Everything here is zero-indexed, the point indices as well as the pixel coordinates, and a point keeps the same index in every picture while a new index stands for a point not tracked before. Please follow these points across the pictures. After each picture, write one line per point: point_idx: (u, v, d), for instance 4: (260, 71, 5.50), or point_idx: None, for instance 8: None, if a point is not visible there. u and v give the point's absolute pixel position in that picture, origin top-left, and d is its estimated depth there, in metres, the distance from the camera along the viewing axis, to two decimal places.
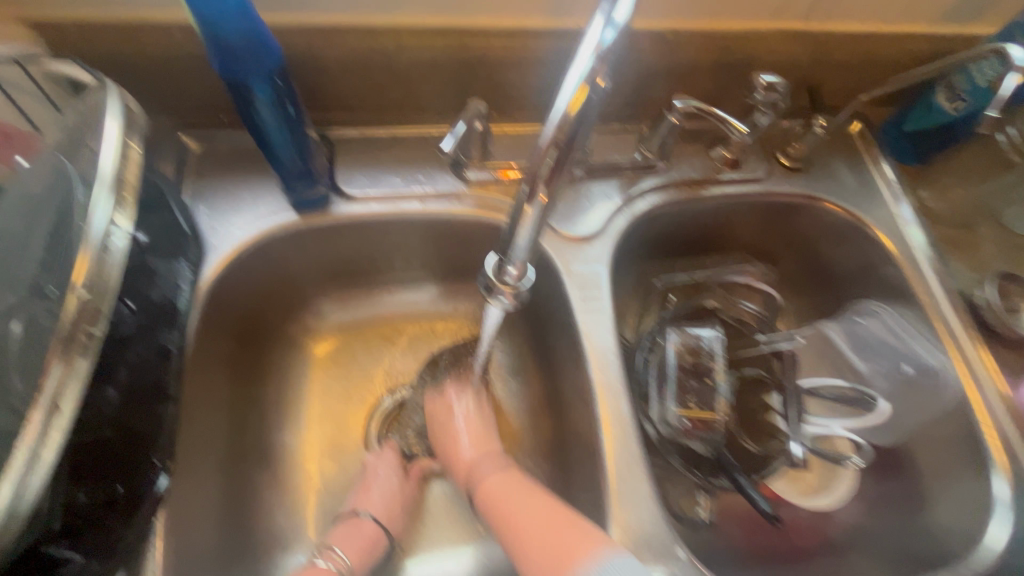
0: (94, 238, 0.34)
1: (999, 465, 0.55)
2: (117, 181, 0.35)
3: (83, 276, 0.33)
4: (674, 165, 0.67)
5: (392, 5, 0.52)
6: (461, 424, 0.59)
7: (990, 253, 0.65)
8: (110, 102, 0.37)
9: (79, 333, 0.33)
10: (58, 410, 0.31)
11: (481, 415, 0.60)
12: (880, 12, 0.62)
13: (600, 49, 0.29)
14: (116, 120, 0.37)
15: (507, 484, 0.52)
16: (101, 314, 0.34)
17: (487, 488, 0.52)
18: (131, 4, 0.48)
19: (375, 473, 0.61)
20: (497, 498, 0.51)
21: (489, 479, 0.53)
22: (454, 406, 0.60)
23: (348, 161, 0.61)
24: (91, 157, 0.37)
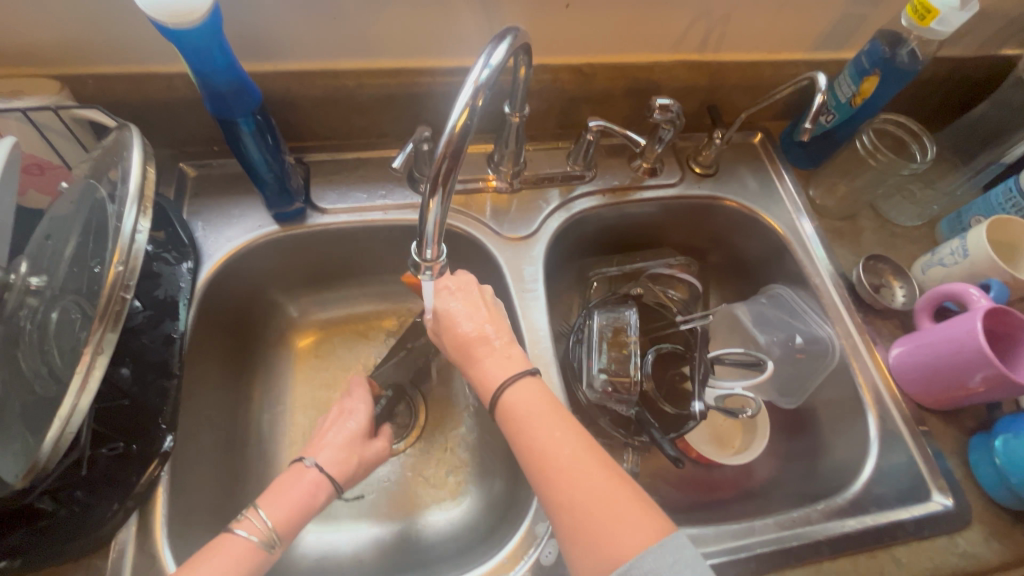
0: (124, 235, 0.43)
1: (871, 411, 0.66)
2: (142, 196, 0.44)
3: (119, 258, 0.42)
4: (600, 175, 0.79)
5: (352, 54, 0.65)
6: (462, 315, 0.57)
7: (868, 239, 0.78)
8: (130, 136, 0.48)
9: (116, 302, 0.42)
10: (100, 353, 0.41)
11: (476, 300, 0.58)
12: (759, 44, 0.75)
13: (476, 84, 0.40)
14: (138, 150, 0.46)
15: (540, 397, 0.51)
16: (129, 285, 0.43)
17: (517, 398, 0.51)
18: (140, 60, 0.61)
19: (334, 425, 0.63)
20: (526, 406, 0.50)
21: (517, 382, 0.52)
22: (443, 292, 0.58)
23: (322, 179, 0.73)
24: (116, 180, 0.47)
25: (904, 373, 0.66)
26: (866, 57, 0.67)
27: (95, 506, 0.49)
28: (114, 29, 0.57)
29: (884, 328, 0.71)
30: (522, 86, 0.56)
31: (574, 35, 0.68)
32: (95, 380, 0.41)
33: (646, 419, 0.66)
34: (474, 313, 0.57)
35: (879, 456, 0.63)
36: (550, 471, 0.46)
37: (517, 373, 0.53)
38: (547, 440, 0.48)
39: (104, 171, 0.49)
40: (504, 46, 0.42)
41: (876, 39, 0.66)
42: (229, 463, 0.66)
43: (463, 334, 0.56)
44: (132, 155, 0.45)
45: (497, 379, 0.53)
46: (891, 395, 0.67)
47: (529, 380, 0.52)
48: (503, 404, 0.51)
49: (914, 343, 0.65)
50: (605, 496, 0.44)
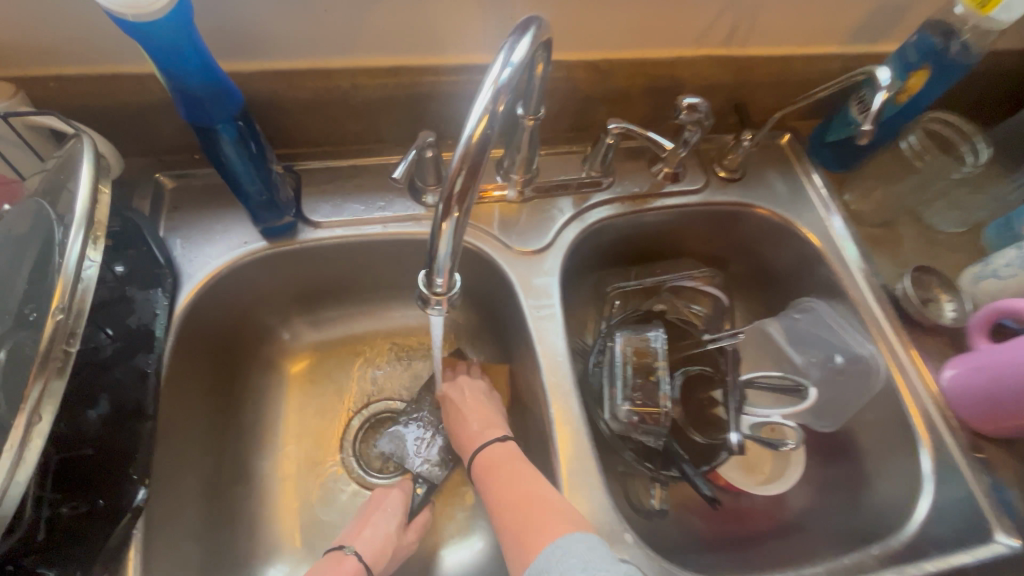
0: (68, 267, 0.38)
1: (924, 442, 0.59)
2: (90, 221, 0.39)
3: (58, 301, 0.37)
4: (618, 181, 0.73)
5: (345, 50, 0.58)
6: (468, 411, 0.63)
7: (909, 248, 0.72)
8: (84, 151, 0.42)
9: (57, 351, 0.37)
10: (40, 418, 0.36)
11: (486, 394, 0.65)
12: (792, 37, 0.68)
13: (497, 85, 0.34)
14: (89, 166, 0.41)
15: (505, 457, 0.56)
16: (75, 333, 0.38)
17: (488, 455, 0.57)
18: (105, 60, 0.54)
19: (378, 509, 0.62)
20: (489, 462, 0.57)
21: (486, 448, 0.58)
22: (456, 387, 0.66)
23: (314, 190, 0.66)
24: (69, 199, 0.41)
25: (961, 397, 0.59)
26: (913, 50, 0.61)
27: None
28: (73, 23, 0.50)
29: (933, 347, 0.64)
30: (536, 85, 0.50)
31: (591, 28, 0.62)
32: (36, 446, 0.35)
33: (675, 452, 0.60)
34: (477, 404, 0.64)
35: (934, 492, 0.57)
36: (503, 516, 0.51)
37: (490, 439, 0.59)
38: (502, 494, 0.53)
39: (56, 191, 0.43)
40: (528, 39, 0.36)
41: (924, 29, 0.60)
42: (214, 507, 0.60)
43: (470, 433, 0.61)
44: (81, 174, 0.40)
45: (477, 441, 0.60)
46: (945, 422, 0.60)
47: (497, 443, 0.58)
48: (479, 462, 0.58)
49: (970, 364, 0.59)
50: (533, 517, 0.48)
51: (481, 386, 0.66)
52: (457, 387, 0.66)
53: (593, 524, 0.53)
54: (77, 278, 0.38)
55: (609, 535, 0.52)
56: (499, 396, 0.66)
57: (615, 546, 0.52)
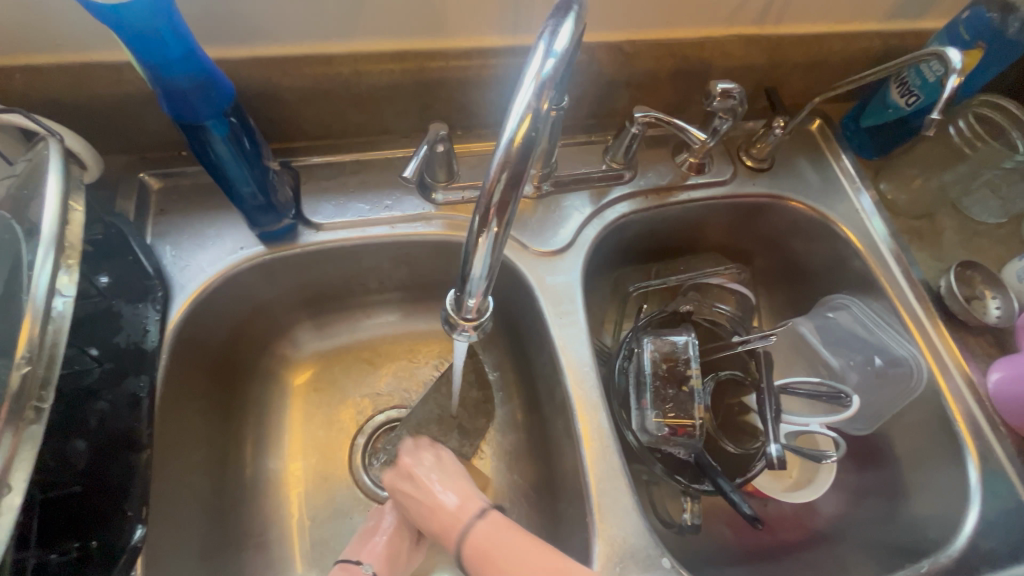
0: (39, 298, 0.32)
1: (971, 451, 0.56)
2: (62, 242, 0.34)
3: (22, 346, 0.31)
4: (641, 173, 0.68)
5: (347, 34, 0.53)
6: (438, 487, 0.55)
7: (949, 241, 0.68)
8: (50, 159, 0.36)
9: (28, 408, 0.31)
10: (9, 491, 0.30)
11: (444, 466, 0.57)
12: (829, 13, 0.63)
13: (540, 79, 0.31)
14: (57, 177, 0.36)
15: (498, 533, 0.50)
16: (49, 382, 0.32)
17: (478, 539, 0.50)
18: (76, 48, 0.48)
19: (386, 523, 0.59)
20: (487, 552, 0.49)
21: (473, 529, 0.51)
22: (413, 469, 0.57)
23: (314, 187, 0.61)
24: (29, 211, 0.35)
25: (1011, 404, 0.56)
26: (965, 27, 0.56)
27: None
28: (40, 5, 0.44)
29: (977, 347, 0.61)
30: None
31: (614, 7, 0.56)
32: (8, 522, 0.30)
33: (708, 464, 0.56)
34: (448, 480, 0.56)
35: (984, 504, 0.54)
36: None
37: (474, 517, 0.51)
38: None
39: (20, 208, 0.36)
40: (572, 21, 0.31)
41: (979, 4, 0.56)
42: (220, 532, 0.56)
43: (441, 512, 0.53)
44: (51, 184, 0.35)
45: (462, 523, 0.52)
46: (992, 427, 0.57)
47: (482, 522, 0.51)
48: (470, 547, 0.50)
49: None
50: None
51: (428, 460, 0.57)
52: (406, 474, 0.57)
53: (627, 547, 0.50)
54: (48, 316, 0.33)
55: (644, 560, 0.49)
56: (455, 460, 0.58)
57: (652, 572, 0.49)
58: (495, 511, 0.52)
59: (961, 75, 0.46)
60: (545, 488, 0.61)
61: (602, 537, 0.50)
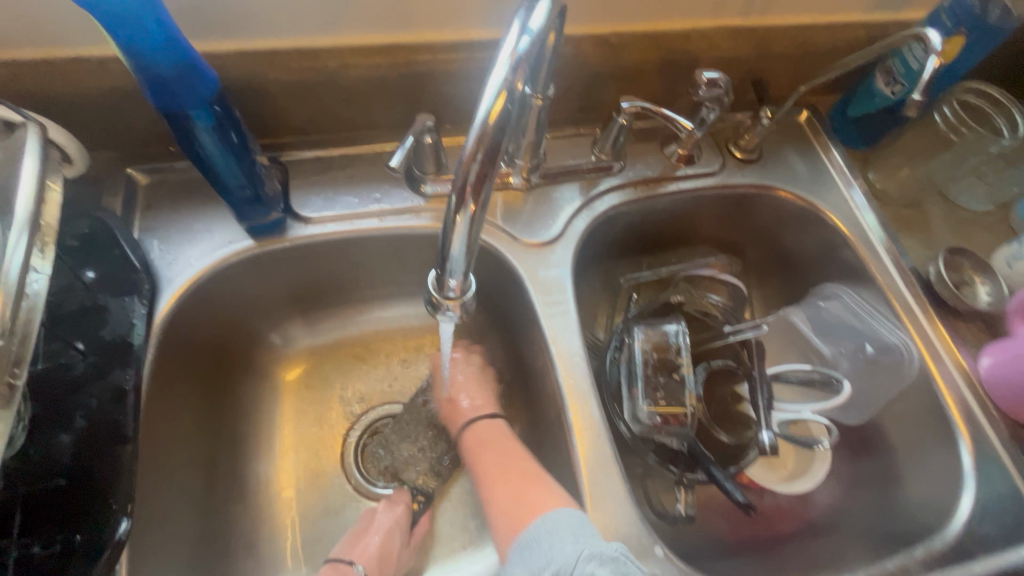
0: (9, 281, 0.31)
1: (964, 436, 0.56)
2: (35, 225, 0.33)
3: None
4: (630, 164, 0.68)
5: (331, 27, 0.53)
6: (462, 384, 0.63)
7: (937, 228, 0.68)
8: (29, 143, 0.36)
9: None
10: None
11: (481, 374, 0.64)
12: (813, 4, 0.64)
13: (514, 57, 0.31)
14: (33, 160, 0.35)
15: (494, 437, 0.58)
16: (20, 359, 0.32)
17: (478, 430, 0.59)
18: (61, 43, 0.48)
19: (376, 526, 0.60)
20: (482, 440, 0.58)
21: (478, 424, 0.60)
22: (454, 364, 0.65)
23: (303, 183, 0.61)
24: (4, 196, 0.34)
25: (1003, 389, 0.56)
26: (946, 15, 0.56)
27: None
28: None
29: (968, 334, 0.61)
30: (548, 59, 0.45)
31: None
32: None
33: (701, 453, 0.56)
34: (471, 377, 0.64)
35: (978, 488, 0.54)
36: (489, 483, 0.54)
37: (483, 415, 0.60)
38: (494, 473, 0.54)
39: None
40: (547, 1, 0.32)
41: None
42: (207, 531, 0.55)
43: (458, 408, 0.62)
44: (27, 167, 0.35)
45: (470, 413, 0.61)
46: (984, 413, 0.57)
47: (487, 421, 0.60)
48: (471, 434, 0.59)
49: (1011, 353, 0.55)
50: (524, 497, 0.50)
51: (472, 366, 0.65)
52: (451, 394, 0.63)
53: (619, 536, 0.49)
54: (19, 294, 0.32)
55: (638, 549, 0.49)
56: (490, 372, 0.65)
57: (645, 560, 0.48)
58: (502, 422, 0.60)
59: (940, 56, 0.46)
60: None
61: (595, 526, 0.49)
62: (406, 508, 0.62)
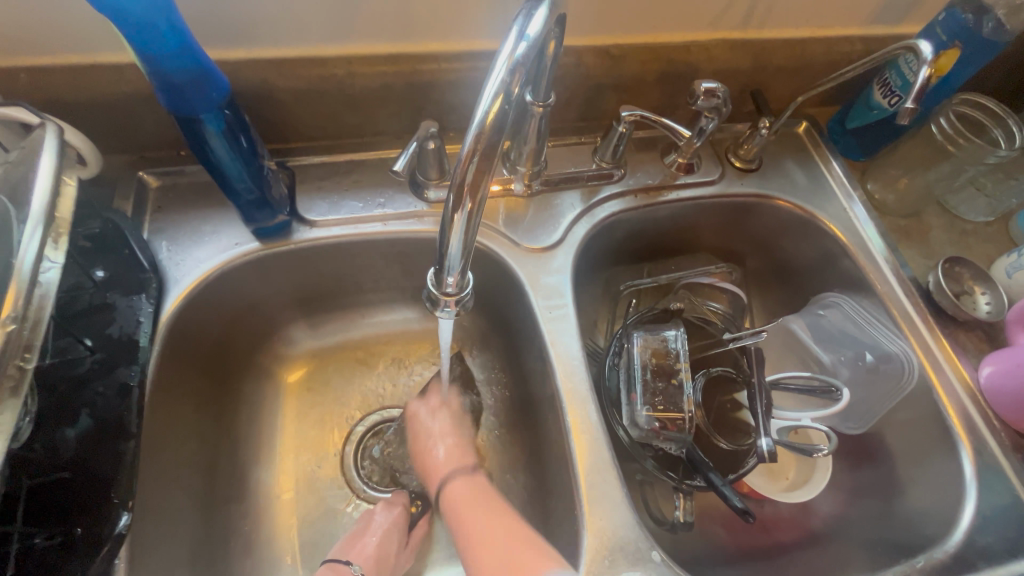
0: (24, 269, 0.33)
1: (965, 444, 0.56)
2: (50, 219, 0.35)
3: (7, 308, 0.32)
4: (630, 173, 0.69)
5: (339, 37, 0.54)
6: (437, 436, 0.63)
7: (937, 238, 0.68)
8: (46, 141, 0.38)
9: (11, 366, 0.32)
10: None
11: (455, 422, 0.65)
12: (811, 18, 0.65)
13: (512, 61, 0.32)
14: (50, 157, 0.37)
15: (471, 495, 0.56)
16: (35, 344, 0.33)
17: (452, 491, 0.58)
18: (80, 49, 0.49)
19: (374, 527, 0.59)
20: (461, 499, 0.56)
21: (456, 481, 0.58)
22: (425, 409, 0.65)
23: (309, 187, 0.62)
24: (17, 189, 0.35)
25: (1004, 399, 0.56)
26: (942, 28, 0.57)
27: None
28: (43, 6, 0.46)
29: (969, 343, 0.61)
30: (549, 67, 0.46)
31: (602, 10, 0.58)
32: None
33: (699, 459, 0.56)
34: (448, 435, 0.63)
35: (980, 498, 0.53)
36: (473, 550, 0.51)
37: (463, 470, 0.59)
38: (477, 530, 0.52)
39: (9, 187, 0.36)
40: (544, 8, 0.34)
41: (953, 6, 0.57)
42: (205, 530, 0.55)
43: (436, 461, 0.61)
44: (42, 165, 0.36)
45: (448, 469, 0.60)
46: (986, 422, 0.57)
47: (466, 478, 0.58)
48: (446, 496, 0.58)
49: (1015, 363, 0.55)
50: (516, 559, 0.48)
51: (447, 414, 0.65)
52: (431, 412, 0.65)
53: (616, 539, 0.49)
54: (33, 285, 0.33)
55: (634, 553, 0.48)
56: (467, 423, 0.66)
57: (641, 565, 0.48)
58: (480, 477, 0.59)
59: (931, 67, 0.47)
60: (535, 484, 0.61)
61: (592, 529, 0.49)
62: (403, 513, 0.61)
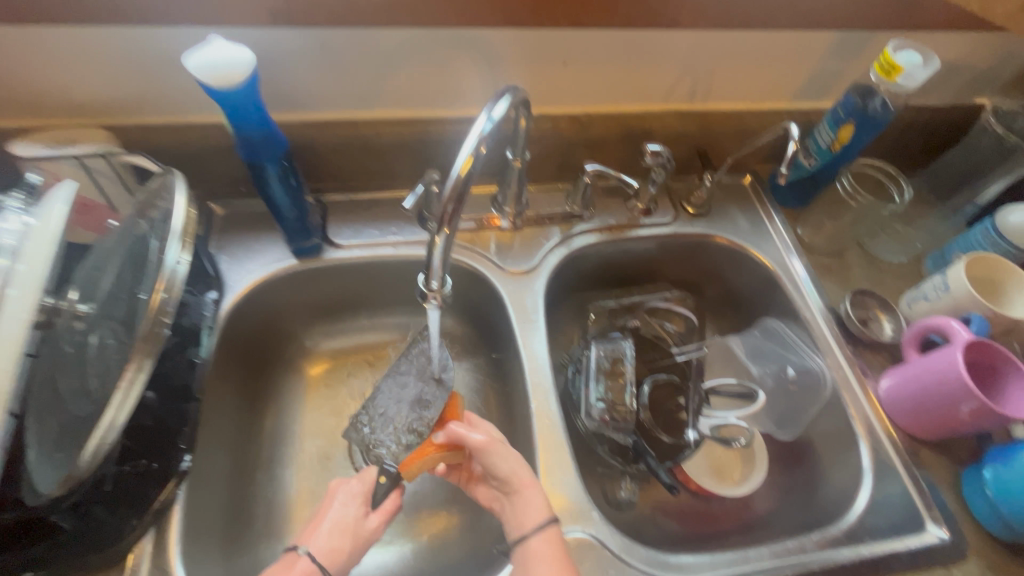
0: (168, 265, 0.47)
1: (862, 438, 0.67)
2: (183, 232, 0.49)
3: (160, 286, 0.47)
4: (597, 214, 0.84)
5: (368, 106, 0.72)
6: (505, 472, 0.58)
7: (856, 274, 0.81)
8: (178, 181, 0.53)
9: (157, 323, 0.46)
10: (138, 375, 0.45)
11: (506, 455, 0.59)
12: (744, 95, 0.81)
13: (480, 134, 0.48)
14: (183, 193, 0.51)
15: (553, 549, 0.54)
16: (169, 310, 0.47)
17: (534, 546, 0.54)
18: (181, 113, 0.67)
19: (334, 502, 0.58)
20: (541, 556, 0.53)
21: (542, 533, 0.55)
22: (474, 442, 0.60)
23: (338, 218, 0.78)
24: (163, 212, 0.52)
25: (897, 406, 0.67)
26: (842, 108, 0.72)
27: (100, 521, 0.52)
28: (161, 85, 0.64)
29: (874, 361, 0.73)
30: (520, 132, 0.62)
31: (573, 88, 0.75)
32: (133, 398, 0.45)
33: (643, 448, 0.68)
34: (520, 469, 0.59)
35: (872, 486, 0.64)
36: None
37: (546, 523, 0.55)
38: None
39: (161, 216, 0.52)
40: (504, 103, 0.49)
41: (849, 92, 0.72)
42: (236, 488, 0.68)
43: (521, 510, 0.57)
44: (179, 196, 0.50)
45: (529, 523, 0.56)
46: (883, 426, 0.68)
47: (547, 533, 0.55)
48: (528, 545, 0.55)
49: (905, 376, 0.66)
50: None
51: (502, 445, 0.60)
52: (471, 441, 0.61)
53: (565, 501, 0.61)
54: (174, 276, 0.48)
55: (578, 513, 0.60)
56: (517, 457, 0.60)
57: (584, 521, 0.59)
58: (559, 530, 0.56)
59: (794, 143, 0.66)
60: None
61: (546, 492, 0.61)
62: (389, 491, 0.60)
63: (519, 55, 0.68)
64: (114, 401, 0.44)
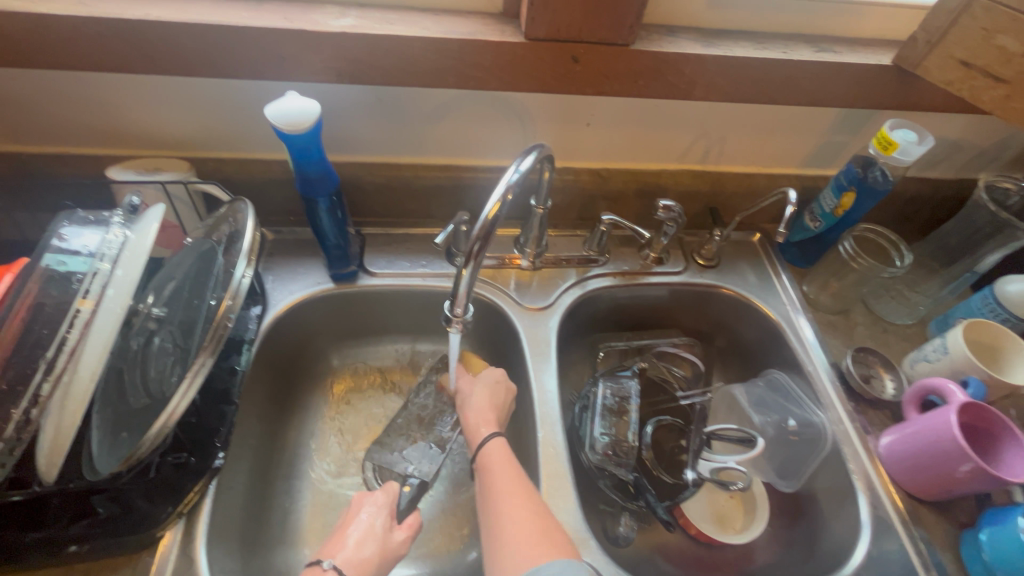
0: (236, 276, 0.54)
1: (861, 492, 0.69)
2: (250, 250, 0.56)
3: (229, 294, 0.54)
4: (612, 260, 0.90)
5: (410, 153, 0.81)
6: (471, 401, 0.70)
7: (860, 333, 0.84)
8: (246, 207, 0.61)
9: (222, 325, 0.52)
10: (201, 369, 0.51)
11: (490, 388, 0.72)
12: (753, 160, 0.88)
13: (508, 183, 0.55)
14: (253, 219, 0.59)
15: (501, 453, 0.63)
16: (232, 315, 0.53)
17: (486, 451, 0.64)
18: (248, 150, 0.77)
19: (358, 516, 0.60)
20: (489, 459, 0.63)
21: (492, 441, 0.65)
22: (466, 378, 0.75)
23: (374, 248, 0.86)
24: (234, 232, 0.60)
25: (897, 463, 0.68)
26: (843, 176, 0.78)
27: (140, 507, 0.57)
28: (236, 127, 0.74)
29: (876, 418, 0.75)
30: (545, 183, 0.70)
31: (594, 146, 0.83)
32: (195, 389, 0.51)
33: (643, 485, 0.71)
34: (481, 396, 0.71)
35: (870, 542, 0.65)
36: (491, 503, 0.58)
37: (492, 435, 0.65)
38: (498, 484, 0.60)
39: (231, 238, 0.60)
40: (531, 157, 0.57)
41: (850, 162, 0.78)
42: (259, 492, 0.72)
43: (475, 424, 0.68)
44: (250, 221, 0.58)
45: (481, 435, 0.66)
46: (883, 483, 0.69)
47: (497, 441, 0.65)
48: (481, 455, 0.64)
49: (904, 433, 0.68)
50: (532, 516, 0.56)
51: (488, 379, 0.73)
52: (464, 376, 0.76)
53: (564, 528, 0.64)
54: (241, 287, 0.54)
55: (577, 539, 0.63)
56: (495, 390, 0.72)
57: (581, 549, 0.62)
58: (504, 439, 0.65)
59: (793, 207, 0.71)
60: None
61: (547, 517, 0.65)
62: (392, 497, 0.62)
63: (547, 116, 0.77)
64: (178, 390, 0.50)
